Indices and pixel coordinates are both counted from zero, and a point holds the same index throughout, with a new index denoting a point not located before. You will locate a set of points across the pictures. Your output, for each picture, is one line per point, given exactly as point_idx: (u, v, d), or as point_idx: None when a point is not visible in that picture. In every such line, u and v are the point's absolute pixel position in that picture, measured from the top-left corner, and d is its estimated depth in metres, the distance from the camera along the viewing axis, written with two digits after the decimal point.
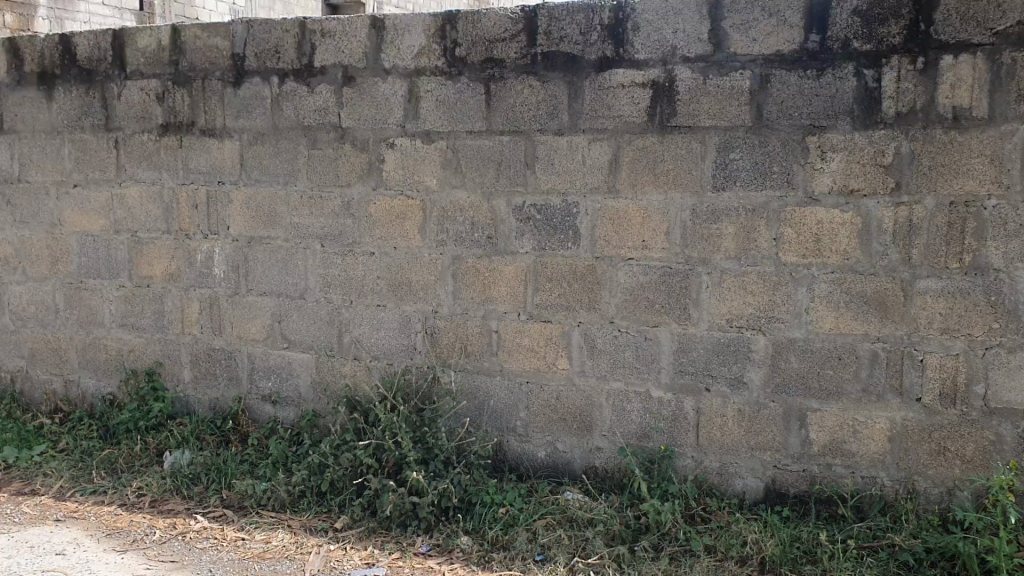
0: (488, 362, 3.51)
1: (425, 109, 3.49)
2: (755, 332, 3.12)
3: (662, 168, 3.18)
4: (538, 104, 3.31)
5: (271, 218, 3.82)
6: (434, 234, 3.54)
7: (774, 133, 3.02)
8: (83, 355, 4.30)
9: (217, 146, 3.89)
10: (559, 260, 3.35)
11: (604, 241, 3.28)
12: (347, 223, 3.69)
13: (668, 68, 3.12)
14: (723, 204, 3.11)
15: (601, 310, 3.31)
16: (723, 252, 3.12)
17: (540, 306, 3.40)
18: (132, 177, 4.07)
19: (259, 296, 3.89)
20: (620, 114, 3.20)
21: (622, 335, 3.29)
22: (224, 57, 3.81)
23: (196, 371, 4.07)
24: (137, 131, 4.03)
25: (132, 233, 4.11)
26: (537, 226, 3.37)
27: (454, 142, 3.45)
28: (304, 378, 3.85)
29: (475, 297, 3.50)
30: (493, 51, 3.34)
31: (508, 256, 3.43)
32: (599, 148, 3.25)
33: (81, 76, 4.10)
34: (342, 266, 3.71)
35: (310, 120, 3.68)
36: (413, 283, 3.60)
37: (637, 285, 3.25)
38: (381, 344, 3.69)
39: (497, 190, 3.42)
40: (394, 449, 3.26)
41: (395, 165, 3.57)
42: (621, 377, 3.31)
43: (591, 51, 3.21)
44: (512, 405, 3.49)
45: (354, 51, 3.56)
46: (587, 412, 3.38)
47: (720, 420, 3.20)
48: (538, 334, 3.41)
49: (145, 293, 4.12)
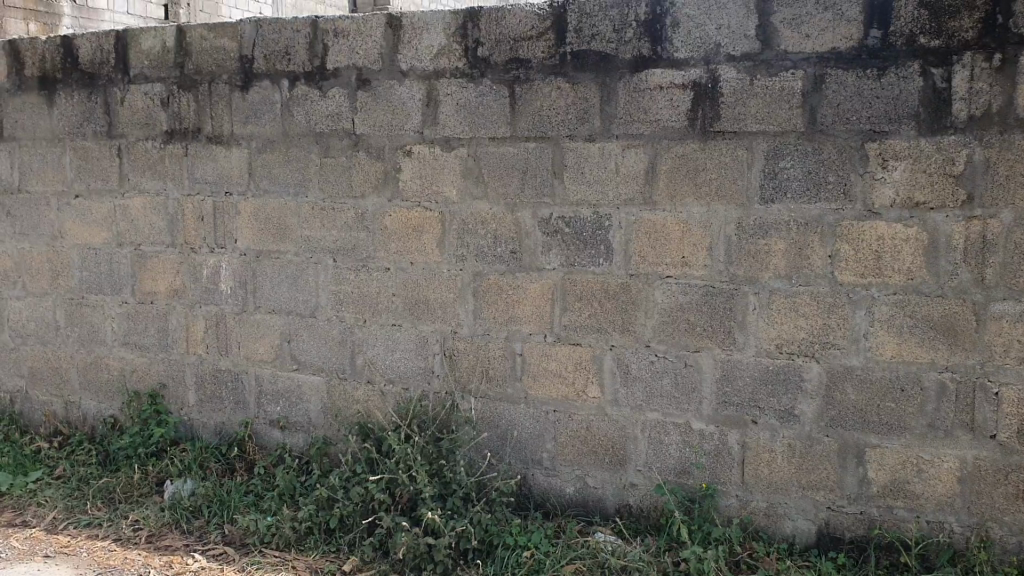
0: (511, 389, 3.23)
1: (444, 114, 3.22)
2: (808, 359, 2.82)
3: (704, 177, 2.89)
4: (568, 108, 3.03)
5: (281, 230, 3.57)
6: (454, 249, 3.27)
7: (829, 138, 2.73)
8: (84, 375, 4.07)
9: (224, 154, 3.64)
10: (590, 278, 3.07)
11: (639, 257, 2.99)
12: (361, 236, 3.43)
13: (711, 68, 2.84)
14: (772, 217, 2.81)
15: (636, 333, 3.02)
16: (772, 271, 2.83)
17: (569, 328, 3.11)
18: (136, 187, 3.84)
19: (268, 314, 3.64)
20: (658, 118, 2.92)
21: (659, 361, 3.00)
22: (231, 58, 3.56)
23: (201, 393, 3.83)
24: (140, 139, 3.80)
25: (136, 246, 3.87)
26: (566, 240, 3.09)
27: (476, 150, 3.19)
28: (314, 403, 3.59)
29: (498, 318, 3.22)
30: (518, 51, 3.07)
31: (534, 273, 3.15)
32: (634, 156, 2.96)
33: (84, 80, 3.88)
34: (356, 283, 3.45)
35: (322, 126, 3.43)
36: (431, 302, 3.33)
37: (676, 307, 2.96)
38: (397, 367, 3.42)
39: (522, 201, 3.14)
40: (409, 484, 3.00)
41: (413, 175, 3.30)
42: (658, 407, 3.02)
43: (627, 50, 2.93)
44: (538, 436, 3.21)
45: (369, 52, 3.31)
46: (620, 445, 3.09)
47: (768, 456, 2.90)
48: (567, 359, 3.13)
49: (148, 310, 3.88)
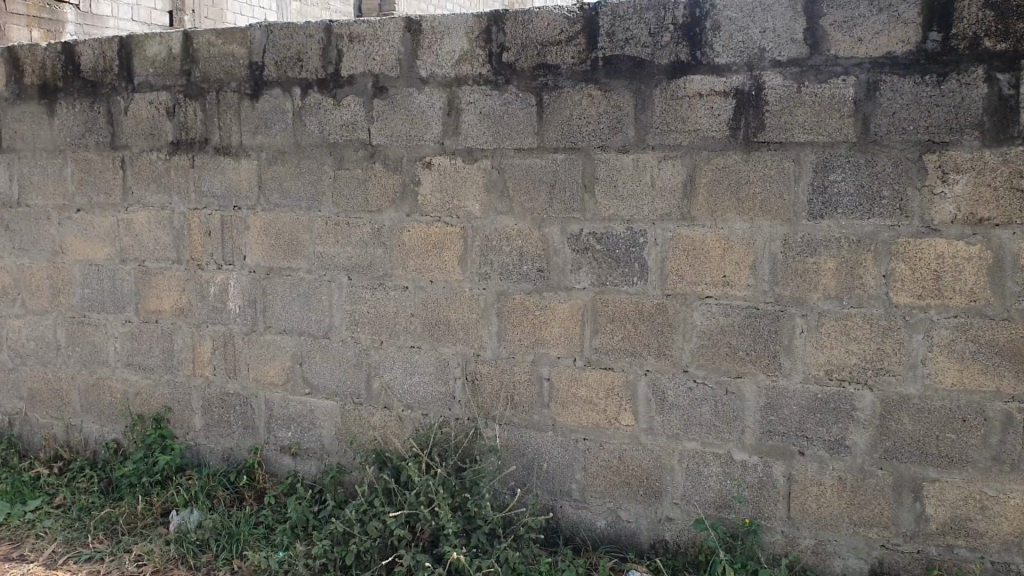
0: (538, 415, 3.04)
1: (466, 123, 3.04)
2: (860, 386, 2.63)
3: (746, 192, 2.70)
4: (599, 117, 2.85)
5: (292, 246, 3.39)
6: (477, 266, 3.08)
7: (884, 150, 2.53)
8: (86, 398, 3.89)
9: (232, 166, 3.46)
10: (622, 297, 2.88)
11: (676, 275, 2.80)
12: (378, 252, 3.24)
13: (754, 74, 2.65)
14: (821, 234, 2.62)
15: (672, 357, 2.83)
16: (821, 291, 2.64)
17: (600, 351, 2.92)
18: (140, 201, 3.66)
19: (279, 334, 3.45)
20: (697, 127, 2.73)
21: (697, 388, 2.81)
22: (240, 65, 3.38)
23: (208, 418, 3.64)
24: (145, 150, 3.62)
25: (140, 262, 3.69)
26: (597, 258, 2.90)
27: (500, 161, 3.00)
28: (327, 429, 3.41)
29: (524, 340, 3.03)
30: (546, 56, 2.89)
31: (562, 292, 2.96)
32: (671, 168, 2.78)
33: (86, 89, 3.70)
34: (372, 302, 3.27)
35: (336, 136, 3.25)
36: (452, 323, 3.14)
37: (716, 329, 2.76)
38: (416, 392, 3.23)
39: (550, 216, 2.95)
40: (431, 519, 2.81)
41: (433, 188, 3.12)
42: (697, 436, 2.83)
43: (663, 55, 2.74)
44: (566, 466, 3.01)
45: (386, 58, 3.12)
46: (655, 476, 2.90)
47: (816, 490, 2.70)
48: (598, 384, 2.93)
49: (153, 330, 3.70)
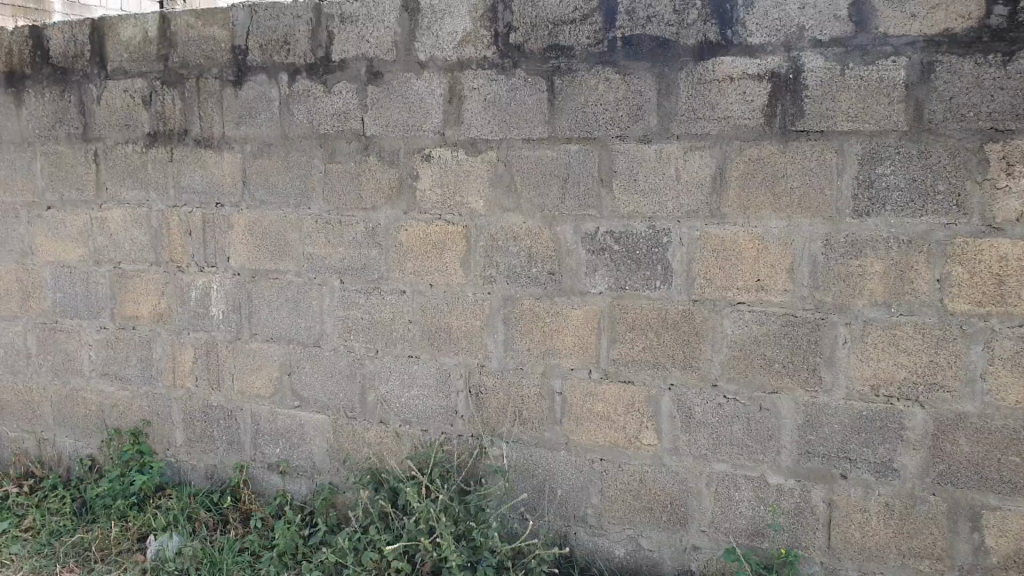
0: (549, 433, 2.77)
1: (470, 111, 2.76)
2: (910, 404, 2.35)
3: (783, 186, 2.42)
4: (618, 104, 2.57)
5: (280, 247, 3.11)
6: (482, 268, 2.81)
7: (939, 138, 2.25)
8: (59, 410, 3.61)
9: (214, 160, 3.18)
10: (643, 303, 2.60)
11: (704, 279, 2.53)
12: (372, 254, 2.96)
13: (792, 55, 2.37)
14: (867, 234, 2.35)
15: (699, 370, 2.56)
16: (867, 297, 2.36)
17: (618, 362, 2.65)
18: (114, 197, 3.38)
19: (266, 342, 3.18)
20: (728, 115, 2.46)
21: (727, 404, 2.54)
22: (222, 50, 3.09)
23: (189, 432, 3.37)
24: (120, 142, 3.33)
25: (116, 264, 3.41)
26: (615, 260, 2.63)
27: (507, 153, 2.73)
28: (318, 446, 3.13)
29: (533, 349, 2.76)
30: (558, 36, 2.61)
31: (576, 298, 2.69)
32: (698, 160, 2.50)
33: (56, 76, 3.41)
34: (366, 308, 2.99)
35: (326, 127, 2.97)
36: (455, 332, 2.87)
37: (748, 340, 2.49)
38: (415, 406, 2.96)
39: (562, 214, 2.68)
40: (432, 550, 2.55)
41: (433, 183, 2.84)
42: (726, 457, 2.56)
43: (689, 34, 2.46)
44: (581, 489, 2.74)
45: (381, 41, 2.84)
46: (680, 500, 2.63)
47: (860, 518, 2.43)
48: (616, 399, 2.66)
49: (130, 337, 3.42)
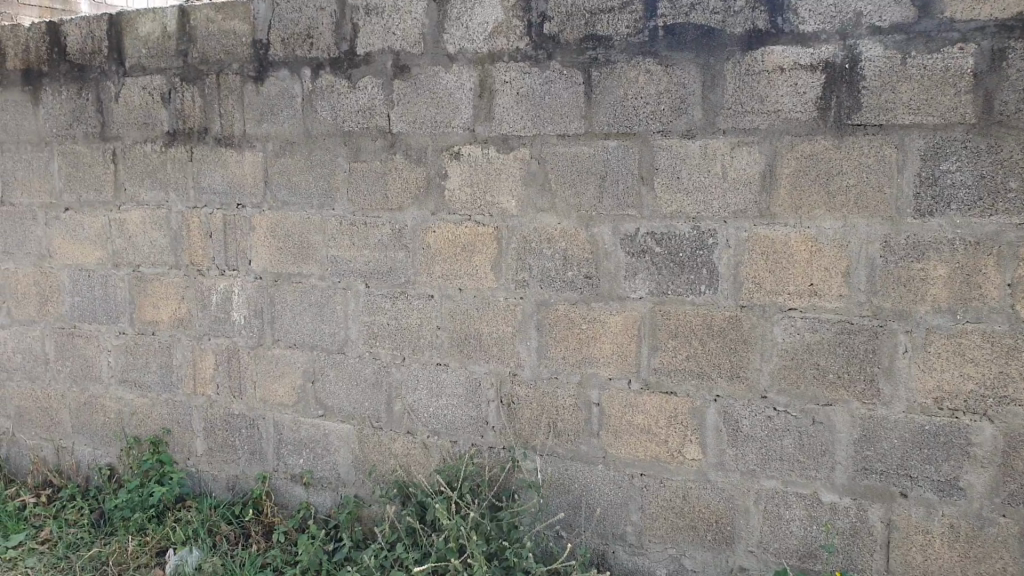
0: (586, 446, 2.62)
1: (501, 106, 2.61)
2: (978, 418, 2.17)
3: (838, 184, 2.26)
4: (659, 98, 2.42)
5: (303, 250, 2.98)
6: (514, 272, 2.66)
7: (1011, 132, 2.08)
8: (78, 417, 3.51)
9: (234, 159, 3.06)
10: (687, 308, 2.45)
11: (753, 283, 2.37)
12: (399, 256, 2.83)
13: (848, 43, 2.21)
14: (931, 235, 2.18)
15: (747, 379, 2.40)
16: (930, 303, 2.20)
17: (659, 371, 2.50)
18: (133, 198, 3.26)
19: (288, 348, 3.05)
20: (778, 108, 2.30)
21: (777, 416, 2.38)
22: (243, 44, 2.97)
23: (210, 441, 3.25)
24: (138, 141, 3.22)
25: (134, 267, 3.30)
26: (656, 263, 2.48)
27: (541, 150, 2.58)
28: (343, 457, 3.00)
29: (569, 358, 2.61)
30: (595, 26, 2.46)
31: (615, 303, 2.54)
32: (746, 157, 2.34)
33: (73, 73, 3.31)
34: (393, 313, 2.86)
35: (351, 124, 2.84)
36: (485, 338, 2.73)
37: (800, 348, 2.34)
38: (443, 416, 2.82)
39: (600, 214, 2.53)
40: (462, 571, 2.42)
41: (463, 182, 2.70)
42: (776, 473, 2.40)
43: (736, 22, 2.31)
44: (619, 505, 2.59)
45: (408, 33, 2.70)
46: (726, 519, 2.47)
47: (923, 540, 2.25)
48: (658, 410, 2.52)
49: (149, 343, 3.31)
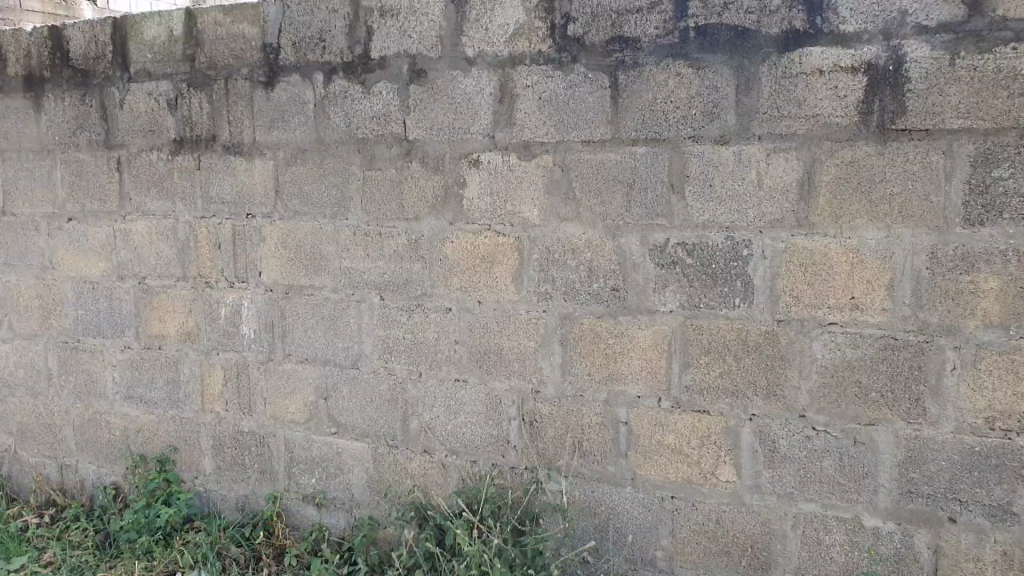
0: (614, 467, 2.51)
1: (523, 111, 2.50)
2: None
3: (881, 193, 2.14)
4: (691, 102, 2.30)
5: (315, 262, 2.87)
6: (537, 285, 2.55)
7: None
8: (82, 434, 3.40)
9: (244, 167, 2.95)
10: (720, 322, 2.34)
11: (791, 296, 2.25)
12: (416, 268, 2.71)
13: (892, 44, 2.08)
14: (981, 246, 2.06)
15: (785, 397, 2.29)
16: (981, 318, 2.08)
17: (691, 389, 2.39)
18: (139, 208, 3.16)
19: (300, 363, 2.94)
20: (817, 112, 2.18)
21: (817, 436, 2.27)
22: (251, 48, 2.86)
23: (219, 459, 3.14)
24: (144, 149, 3.12)
25: (140, 279, 3.19)
26: (688, 275, 2.36)
27: (565, 157, 2.47)
28: (357, 477, 2.89)
29: (595, 374, 2.50)
30: (622, 27, 2.34)
31: (644, 317, 2.43)
32: (783, 164, 2.23)
33: (77, 79, 3.20)
34: (409, 327, 2.75)
35: (365, 131, 2.73)
36: (506, 354, 2.61)
37: (841, 365, 2.22)
38: (462, 435, 2.70)
39: (627, 224, 2.41)
40: None
41: (483, 191, 2.59)
42: (816, 496, 2.29)
43: (773, 23, 2.19)
44: (649, 529, 2.48)
45: (424, 36, 2.59)
46: (762, 544, 2.35)
47: (973, 568, 2.13)
48: (689, 429, 2.40)
49: (155, 357, 3.20)
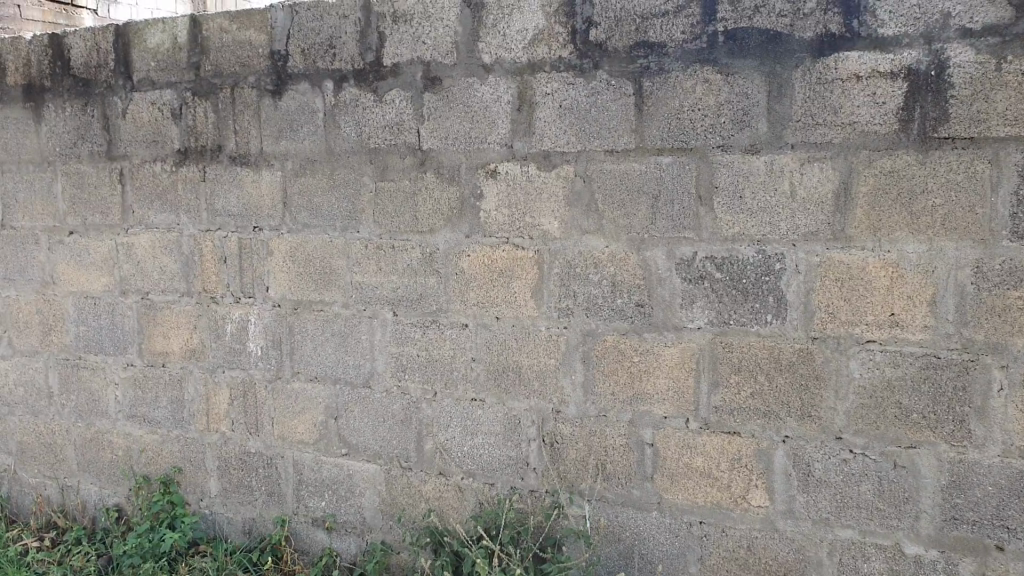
0: (639, 490, 2.41)
1: (542, 120, 2.40)
2: None
3: (922, 203, 2.03)
4: (719, 110, 2.20)
5: (325, 276, 2.77)
6: (557, 300, 2.44)
7: None
8: (84, 454, 3.29)
9: (251, 178, 2.85)
10: (751, 340, 2.23)
11: (826, 313, 2.15)
12: (430, 283, 2.61)
13: (934, 48, 1.98)
14: None
15: (820, 418, 2.18)
16: None
17: (721, 410, 2.29)
18: (142, 221, 3.06)
19: (309, 382, 2.83)
20: (854, 120, 2.08)
21: (854, 460, 2.16)
22: (258, 55, 2.76)
23: (225, 481, 3.03)
24: (147, 160, 3.02)
25: (143, 294, 3.09)
26: (717, 290, 2.26)
27: (587, 168, 2.37)
28: (369, 499, 2.78)
29: (619, 394, 2.40)
30: (647, 32, 2.24)
31: (670, 334, 2.32)
32: (818, 174, 2.13)
33: (78, 88, 3.10)
34: (423, 344, 2.64)
35: (377, 141, 2.63)
36: (525, 372, 2.51)
37: (879, 385, 2.11)
38: (479, 456, 2.60)
39: (653, 237, 2.31)
40: None
41: (500, 202, 2.49)
42: (853, 522, 2.18)
43: (806, 26, 2.09)
44: (676, 555, 2.38)
45: (439, 42, 2.49)
46: (796, 572, 2.25)
47: None
48: (719, 451, 2.30)
49: (159, 375, 3.09)
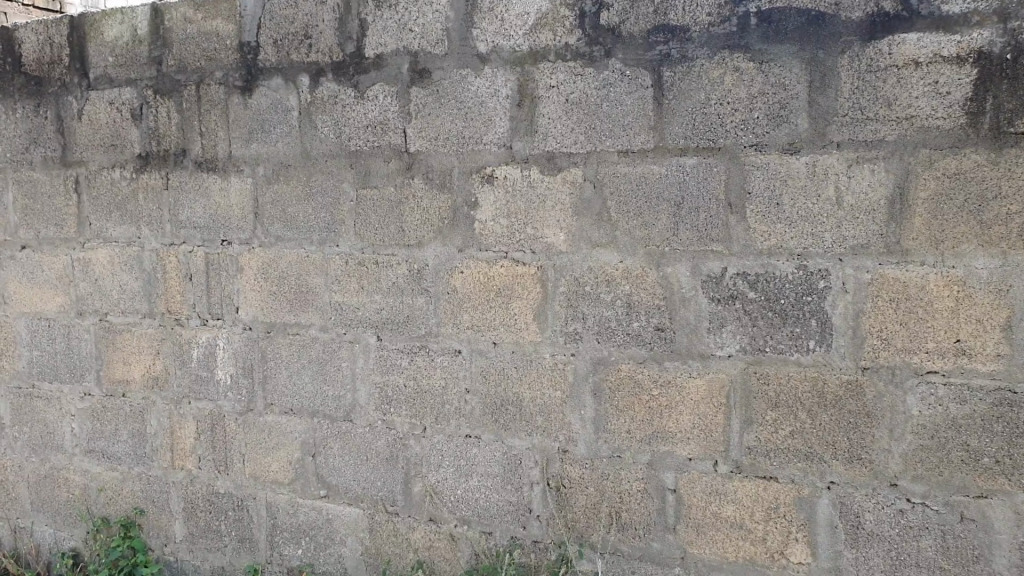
0: (659, 543, 2.09)
1: (546, 116, 2.09)
2: None
3: (995, 211, 1.72)
4: (752, 103, 1.90)
5: (302, 296, 2.46)
6: (564, 324, 2.13)
7: None
8: (38, 493, 2.97)
9: (219, 186, 2.54)
10: (790, 370, 1.92)
11: (879, 339, 1.84)
12: (419, 304, 2.30)
13: (1009, 27, 1.67)
14: None
15: (871, 462, 1.87)
16: None
17: (754, 451, 1.97)
18: (99, 235, 2.75)
19: (283, 415, 2.52)
20: (912, 113, 1.77)
21: (912, 511, 1.84)
22: (226, 47, 2.46)
23: (191, 525, 2.71)
24: (105, 166, 2.71)
25: (101, 316, 2.78)
26: (749, 312, 1.95)
27: (598, 172, 2.06)
28: (351, 549, 2.46)
29: (636, 431, 2.08)
30: (667, 14, 1.94)
31: (695, 363, 2.01)
32: (868, 177, 1.82)
33: (29, 87, 2.80)
34: (411, 373, 2.33)
35: (359, 143, 2.32)
36: (527, 406, 2.19)
37: (943, 424, 1.80)
38: (474, 501, 2.28)
39: (674, 252, 2.00)
40: None
41: (498, 212, 2.18)
42: None
43: (855, 5, 1.78)
44: None
45: (428, 29, 2.19)
46: None
47: None
48: (753, 500, 1.98)
49: (119, 406, 2.78)
